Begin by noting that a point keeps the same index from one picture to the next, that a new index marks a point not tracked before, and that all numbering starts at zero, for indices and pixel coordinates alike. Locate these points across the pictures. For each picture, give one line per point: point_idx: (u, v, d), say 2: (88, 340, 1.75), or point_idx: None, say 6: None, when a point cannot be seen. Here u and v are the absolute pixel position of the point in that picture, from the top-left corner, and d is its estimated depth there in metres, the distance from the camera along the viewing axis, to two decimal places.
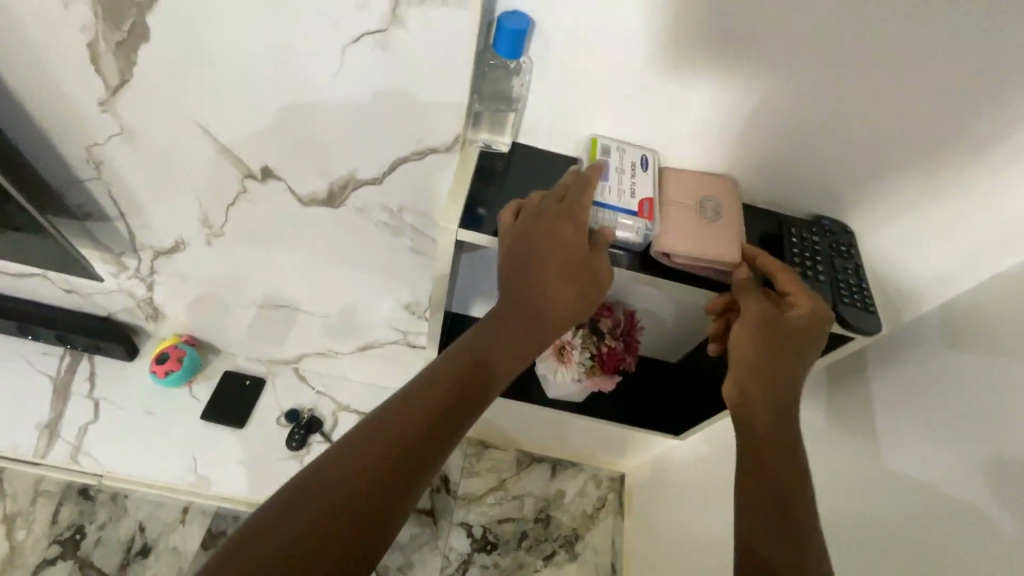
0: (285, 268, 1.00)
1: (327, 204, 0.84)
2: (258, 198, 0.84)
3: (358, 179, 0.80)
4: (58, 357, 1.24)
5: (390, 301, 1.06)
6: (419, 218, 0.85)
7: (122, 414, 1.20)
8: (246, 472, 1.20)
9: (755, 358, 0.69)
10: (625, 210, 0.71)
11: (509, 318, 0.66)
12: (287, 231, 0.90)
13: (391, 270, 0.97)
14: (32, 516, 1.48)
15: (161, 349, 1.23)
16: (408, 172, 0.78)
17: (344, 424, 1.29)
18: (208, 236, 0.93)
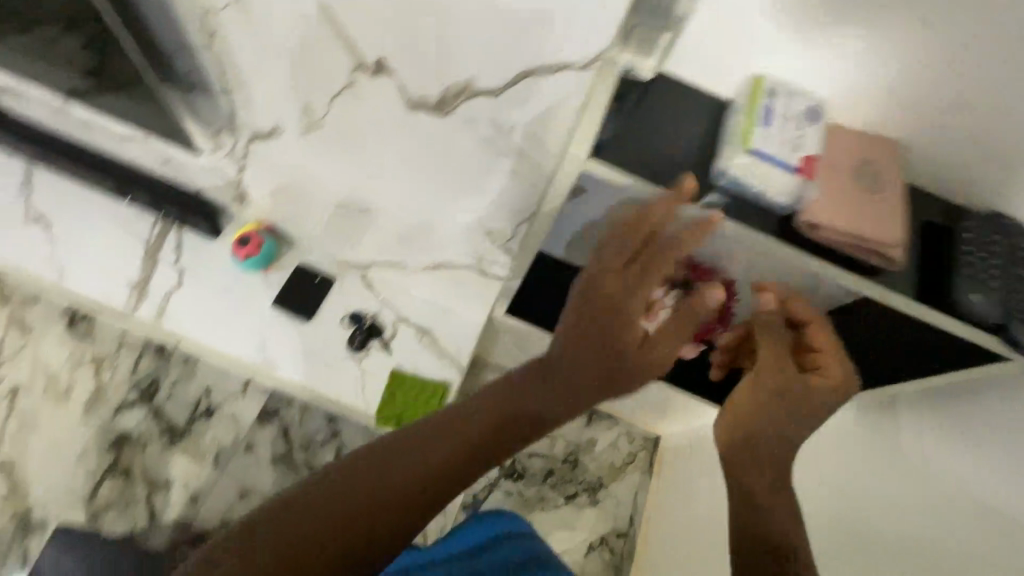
0: (375, 173, 0.98)
1: (436, 110, 0.79)
2: (365, 92, 0.80)
3: (475, 88, 0.74)
4: (150, 223, 1.29)
5: (471, 225, 1.03)
6: (527, 141, 0.80)
7: (203, 288, 1.26)
8: (309, 363, 1.26)
9: (762, 407, 0.79)
10: (790, 166, 0.71)
11: (583, 352, 0.72)
12: (386, 133, 0.87)
13: (482, 193, 0.93)
14: (117, 362, 1.63)
15: (243, 231, 1.27)
16: (531, 88, 0.72)
17: (403, 336, 1.31)
18: (306, 125, 0.91)
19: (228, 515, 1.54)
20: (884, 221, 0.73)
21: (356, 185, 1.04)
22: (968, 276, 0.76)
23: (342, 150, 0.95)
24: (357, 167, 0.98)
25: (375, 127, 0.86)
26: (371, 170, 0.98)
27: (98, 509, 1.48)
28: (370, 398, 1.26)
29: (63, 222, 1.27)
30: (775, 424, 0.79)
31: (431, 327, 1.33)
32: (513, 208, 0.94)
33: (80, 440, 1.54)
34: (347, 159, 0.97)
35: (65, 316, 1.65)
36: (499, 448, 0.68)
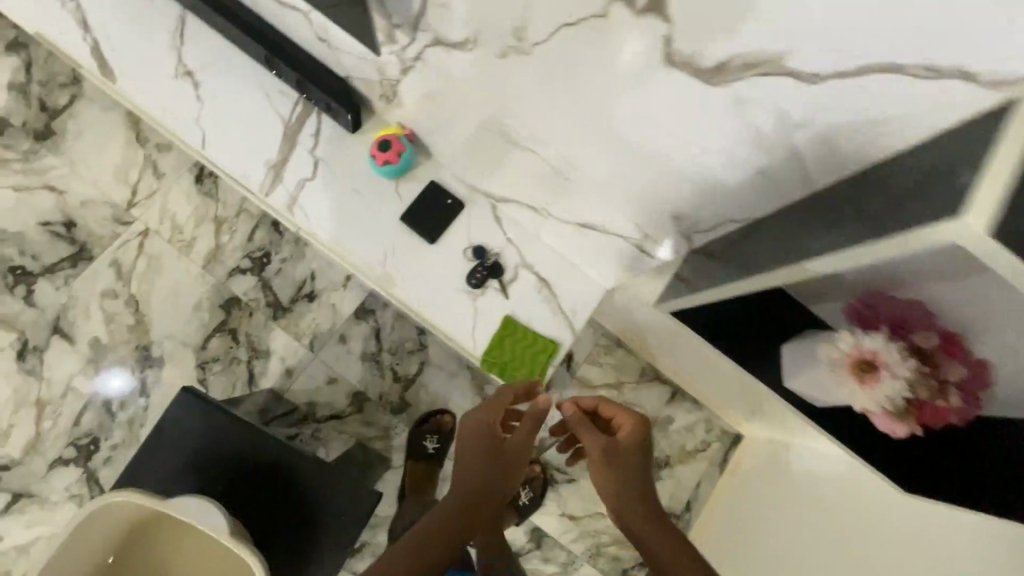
0: (589, 123, 0.84)
1: (702, 77, 0.63)
2: (616, 35, 0.64)
3: (779, 67, 0.57)
4: (293, 102, 1.22)
5: (670, 197, 0.89)
6: (810, 137, 0.64)
7: (336, 184, 1.21)
8: (426, 287, 1.21)
9: (614, 475, 0.99)
10: None
11: (476, 461, 0.94)
12: (615, 82, 0.72)
13: (710, 171, 0.78)
14: (235, 227, 1.66)
15: (384, 134, 1.18)
16: (865, 85, 0.54)
17: (522, 282, 1.23)
18: (507, 48, 0.78)
19: (316, 397, 1.62)
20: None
21: (556, 129, 0.91)
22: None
23: (562, 89, 0.80)
24: (568, 110, 0.84)
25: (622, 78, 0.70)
26: (583, 119, 0.84)
27: (206, 361, 1.59)
28: (478, 337, 1.21)
29: (210, 82, 1.22)
30: (627, 478, 0.98)
31: (553, 279, 1.24)
32: (746, 201, 0.81)
33: (197, 294, 1.62)
34: (566, 102, 0.83)
35: (194, 170, 1.67)
36: (459, 534, 0.88)
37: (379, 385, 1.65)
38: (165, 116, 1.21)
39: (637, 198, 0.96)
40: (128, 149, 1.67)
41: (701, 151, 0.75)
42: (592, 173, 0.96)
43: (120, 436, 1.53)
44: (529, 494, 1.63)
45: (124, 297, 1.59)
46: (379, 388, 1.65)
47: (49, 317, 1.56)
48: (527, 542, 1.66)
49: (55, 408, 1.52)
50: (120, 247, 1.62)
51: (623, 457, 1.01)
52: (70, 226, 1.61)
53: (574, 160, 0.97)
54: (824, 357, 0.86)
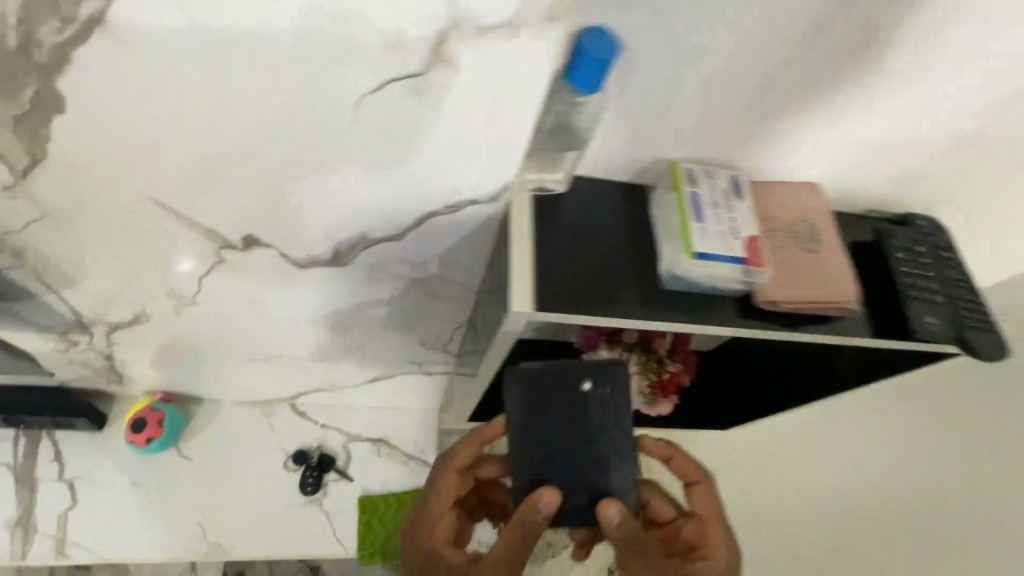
0: (318, 323, 0.83)
1: (331, 263, 0.67)
2: (239, 267, 0.67)
3: (371, 239, 0.64)
4: (10, 441, 1.06)
5: (405, 341, 0.90)
6: (441, 261, 0.69)
7: (106, 493, 1.06)
8: (264, 527, 1.11)
9: None
10: (733, 258, 0.61)
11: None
12: (282, 297, 0.74)
13: (383, 309, 0.80)
14: None
15: (133, 414, 1.07)
16: (436, 225, 0.63)
17: (358, 457, 1.20)
18: (176, 305, 0.74)
19: None
20: (826, 274, 0.65)
21: (303, 336, 0.87)
22: (917, 300, 0.67)
23: (258, 301, 0.75)
24: (293, 320, 0.81)
25: (282, 286, 0.71)
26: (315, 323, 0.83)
27: None
28: (344, 538, 1.13)
29: None
30: None
31: (387, 434, 1.23)
32: (435, 326, 0.86)
33: None
34: (282, 316, 0.79)
35: None
36: None
37: None
38: None
39: (389, 354, 0.95)
40: None
41: (435, 291, 0.76)
42: (351, 344, 0.90)
43: None
44: None
45: None
46: None
47: None
48: None
49: None
50: None
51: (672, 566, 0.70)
52: None
53: (332, 345, 0.91)
54: None
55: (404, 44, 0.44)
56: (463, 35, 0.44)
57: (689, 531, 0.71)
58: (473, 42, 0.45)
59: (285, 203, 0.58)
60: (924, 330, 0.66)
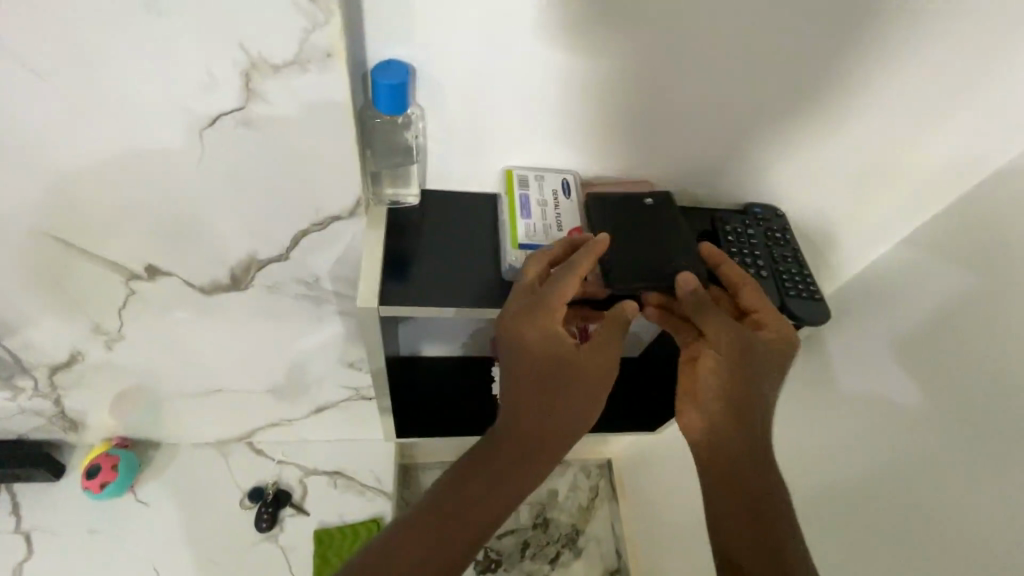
0: (244, 349, 0.89)
1: (233, 287, 0.73)
2: (153, 297, 0.74)
3: (261, 261, 0.70)
4: None
5: (331, 362, 0.95)
6: (340, 282, 0.75)
7: (62, 542, 1.08)
8: (217, 567, 1.11)
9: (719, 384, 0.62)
10: (554, 247, 0.67)
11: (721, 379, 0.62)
12: (205, 324, 0.81)
13: (298, 331, 0.85)
14: None
15: (90, 460, 1.11)
16: (315, 244, 0.68)
17: (314, 490, 1.21)
18: (106, 341, 0.81)
19: None
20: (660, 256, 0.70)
21: (237, 364, 0.93)
22: None
23: (185, 330, 0.82)
24: (220, 347, 0.87)
25: (195, 313, 0.78)
26: (244, 351, 0.89)
27: None
28: (296, 560, 1.14)
29: None
30: (737, 395, 0.62)
31: (343, 465, 1.25)
32: (357, 346, 0.90)
33: None
34: (206, 344, 0.86)
35: None
36: (566, 420, 0.61)
37: None
38: None
39: (324, 378, 1.00)
40: None
41: (341, 308, 0.81)
42: (280, 368, 0.95)
43: None
44: None
45: None
46: None
47: None
48: None
49: None
50: None
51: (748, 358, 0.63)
52: None
53: (268, 373, 0.97)
54: None
55: (222, 79, 0.51)
56: (264, 71, 0.51)
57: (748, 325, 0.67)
58: (282, 74, 0.51)
59: (173, 233, 0.65)
60: None
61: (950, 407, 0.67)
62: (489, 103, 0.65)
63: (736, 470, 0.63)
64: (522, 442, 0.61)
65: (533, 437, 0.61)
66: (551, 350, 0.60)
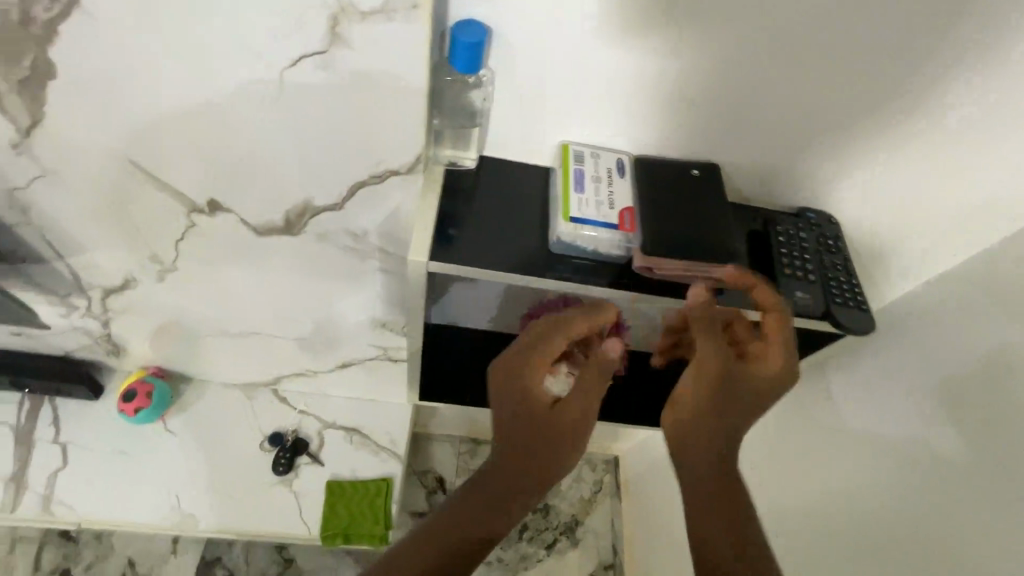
0: (285, 296, 0.92)
1: (285, 231, 0.76)
2: (209, 232, 0.77)
3: (315, 207, 0.72)
4: (17, 403, 1.17)
5: (364, 321, 0.97)
6: (387, 239, 0.77)
7: (94, 458, 1.15)
8: (233, 502, 1.16)
9: (696, 401, 0.61)
10: (605, 224, 0.66)
11: (700, 403, 0.61)
12: (252, 267, 0.84)
13: (339, 285, 0.88)
14: (15, 563, 1.42)
15: (127, 385, 1.17)
16: (370, 197, 0.70)
17: (330, 443, 1.25)
18: (159, 271, 0.85)
19: None
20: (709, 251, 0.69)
21: (276, 311, 0.96)
22: (790, 277, 0.72)
23: (232, 269, 0.85)
24: (261, 290, 0.90)
25: (245, 253, 0.81)
26: (285, 298, 0.92)
27: None
28: (307, 506, 1.18)
29: None
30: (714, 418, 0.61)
31: (361, 423, 1.28)
32: (395, 306, 0.92)
33: None
34: (250, 285, 0.89)
35: None
36: (559, 457, 0.61)
37: None
38: None
39: (356, 335, 1.03)
40: None
41: (384, 266, 0.83)
42: (312, 321, 0.98)
43: None
44: None
45: None
46: None
47: None
48: None
49: None
50: None
51: (734, 387, 0.61)
52: None
53: (303, 323, 1.00)
54: None
55: (309, 20, 0.52)
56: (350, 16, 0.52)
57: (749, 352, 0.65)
58: (367, 18, 0.52)
59: (237, 170, 0.67)
60: (795, 305, 0.71)
61: (970, 433, 0.66)
62: (558, 75, 0.65)
63: (716, 509, 0.59)
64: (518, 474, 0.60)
65: (536, 473, 0.60)
66: (542, 385, 0.62)
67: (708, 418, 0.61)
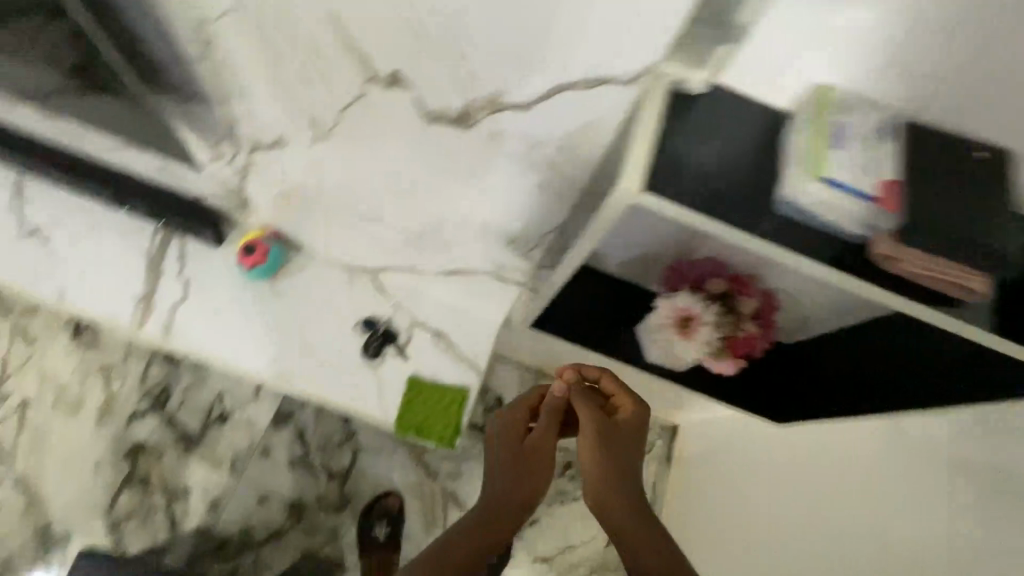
0: (429, 190, 0.92)
1: (456, 123, 0.77)
2: (379, 106, 0.77)
3: (502, 103, 0.73)
4: (151, 232, 1.25)
5: (493, 232, 0.98)
6: (560, 152, 0.79)
7: (211, 300, 1.23)
8: (324, 372, 1.23)
9: (597, 463, 0.92)
10: (861, 193, 0.66)
11: (600, 457, 0.93)
12: (409, 151, 0.84)
13: (491, 186, 0.88)
14: (126, 370, 1.60)
15: (247, 240, 1.22)
16: (568, 102, 0.70)
17: (417, 342, 1.28)
18: (314, 137, 0.88)
19: (249, 521, 1.54)
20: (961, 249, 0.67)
21: (412, 202, 0.96)
22: None
23: (392, 152, 0.86)
24: (409, 179, 0.90)
25: (411, 135, 0.81)
26: (428, 191, 0.92)
27: (120, 519, 1.48)
28: (386, 394, 1.24)
29: (61, 233, 1.22)
30: (611, 465, 0.92)
31: (448, 330, 1.30)
32: (542, 222, 0.93)
33: (98, 450, 1.52)
34: (401, 173, 0.89)
35: (71, 324, 1.61)
36: (519, 499, 0.91)
37: (315, 488, 1.60)
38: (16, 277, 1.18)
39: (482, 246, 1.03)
40: None
41: (541, 177, 0.84)
42: (441, 218, 0.98)
43: None
44: None
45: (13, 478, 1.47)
46: (315, 491, 1.59)
47: None
48: None
49: None
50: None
51: (619, 433, 0.96)
52: None
53: (435, 223, 0.99)
54: (654, 325, 1.06)
55: None
56: None
57: (620, 420, 0.99)
58: None
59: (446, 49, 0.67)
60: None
61: None
62: None
63: (638, 522, 0.86)
64: (494, 508, 0.90)
65: (499, 515, 0.90)
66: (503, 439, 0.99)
67: (609, 464, 0.93)
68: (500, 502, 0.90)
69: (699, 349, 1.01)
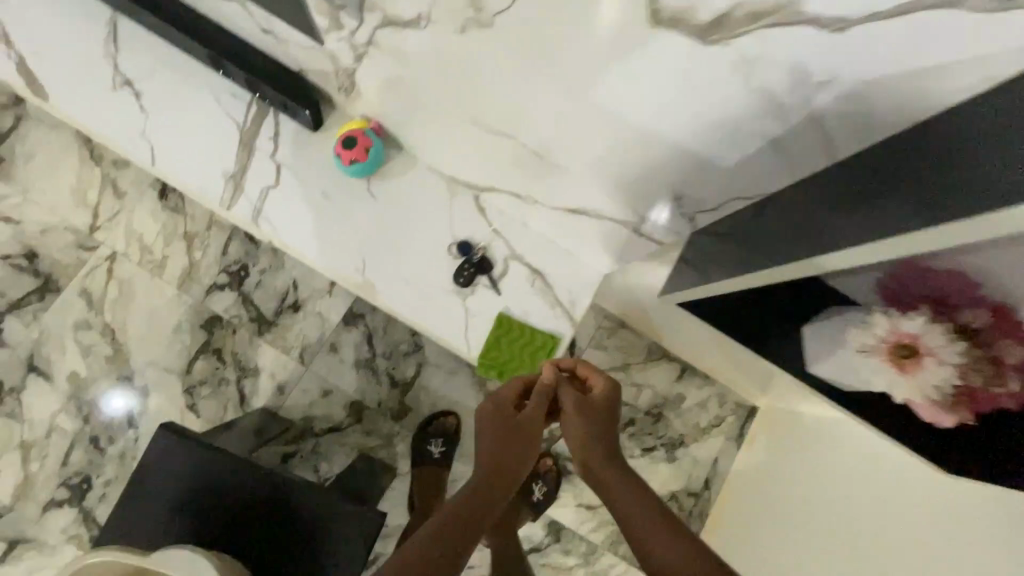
0: (618, 111, 0.76)
1: (706, 35, 0.57)
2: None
3: (796, 18, 0.52)
4: (246, 103, 1.13)
5: (676, 166, 0.83)
6: (837, 95, 0.59)
7: (302, 190, 1.12)
8: (411, 291, 1.13)
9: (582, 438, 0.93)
10: None
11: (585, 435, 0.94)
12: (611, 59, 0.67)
13: (701, 122, 0.71)
14: (208, 241, 1.57)
15: (348, 130, 1.09)
16: (907, 29, 0.49)
17: (513, 275, 1.15)
18: (466, 22, 0.72)
19: (312, 410, 1.56)
20: None
21: (584, 119, 0.81)
22: None
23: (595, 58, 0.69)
24: (599, 95, 0.74)
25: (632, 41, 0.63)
26: (614, 112, 0.77)
27: (194, 384, 1.53)
28: (472, 325, 1.14)
29: (153, 88, 1.11)
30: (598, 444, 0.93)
31: (547, 271, 1.16)
32: (752, 168, 0.77)
33: (177, 315, 1.54)
34: (592, 87, 0.74)
35: (158, 185, 1.57)
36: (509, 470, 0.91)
37: (377, 392, 1.59)
38: (106, 130, 1.10)
39: (650, 179, 0.89)
40: (84, 169, 1.56)
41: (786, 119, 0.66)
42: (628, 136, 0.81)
43: (117, 451, 1.47)
44: (543, 489, 1.58)
45: (99, 326, 1.51)
46: (377, 395, 1.58)
47: (22, 354, 1.48)
48: (544, 537, 1.61)
49: (41, 449, 1.46)
50: (88, 274, 1.53)
51: (596, 410, 0.98)
52: (32, 257, 1.52)
53: (603, 144, 0.85)
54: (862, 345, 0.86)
55: None
56: None
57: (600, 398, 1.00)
58: None
59: None
60: None
61: None
62: None
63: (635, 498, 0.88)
64: (480, 487, 0.87)
65: (487, 492, 0.87)
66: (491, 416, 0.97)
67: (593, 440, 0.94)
68: (488, 477, 0.88)
69: (925, 393, 0.81)
